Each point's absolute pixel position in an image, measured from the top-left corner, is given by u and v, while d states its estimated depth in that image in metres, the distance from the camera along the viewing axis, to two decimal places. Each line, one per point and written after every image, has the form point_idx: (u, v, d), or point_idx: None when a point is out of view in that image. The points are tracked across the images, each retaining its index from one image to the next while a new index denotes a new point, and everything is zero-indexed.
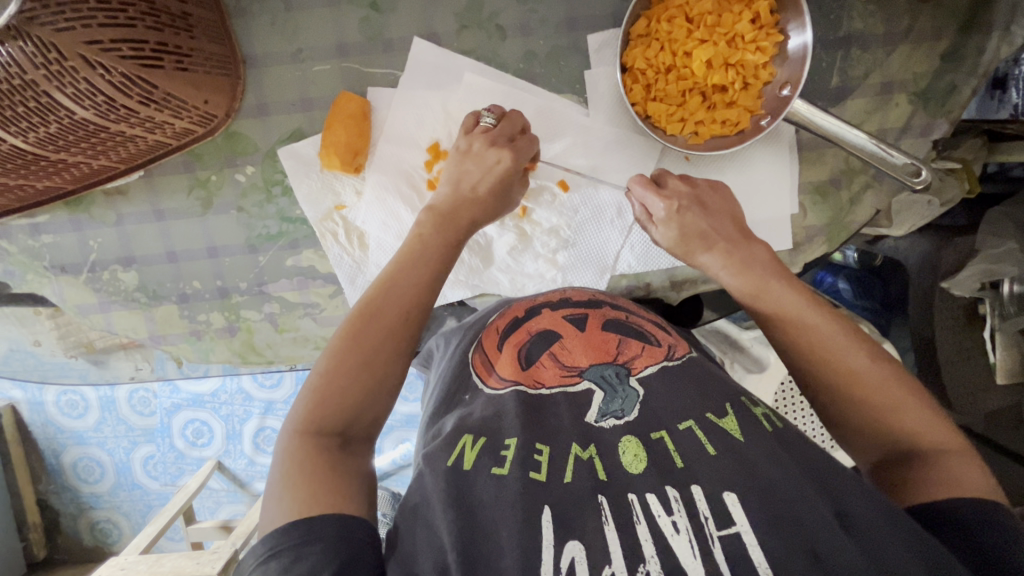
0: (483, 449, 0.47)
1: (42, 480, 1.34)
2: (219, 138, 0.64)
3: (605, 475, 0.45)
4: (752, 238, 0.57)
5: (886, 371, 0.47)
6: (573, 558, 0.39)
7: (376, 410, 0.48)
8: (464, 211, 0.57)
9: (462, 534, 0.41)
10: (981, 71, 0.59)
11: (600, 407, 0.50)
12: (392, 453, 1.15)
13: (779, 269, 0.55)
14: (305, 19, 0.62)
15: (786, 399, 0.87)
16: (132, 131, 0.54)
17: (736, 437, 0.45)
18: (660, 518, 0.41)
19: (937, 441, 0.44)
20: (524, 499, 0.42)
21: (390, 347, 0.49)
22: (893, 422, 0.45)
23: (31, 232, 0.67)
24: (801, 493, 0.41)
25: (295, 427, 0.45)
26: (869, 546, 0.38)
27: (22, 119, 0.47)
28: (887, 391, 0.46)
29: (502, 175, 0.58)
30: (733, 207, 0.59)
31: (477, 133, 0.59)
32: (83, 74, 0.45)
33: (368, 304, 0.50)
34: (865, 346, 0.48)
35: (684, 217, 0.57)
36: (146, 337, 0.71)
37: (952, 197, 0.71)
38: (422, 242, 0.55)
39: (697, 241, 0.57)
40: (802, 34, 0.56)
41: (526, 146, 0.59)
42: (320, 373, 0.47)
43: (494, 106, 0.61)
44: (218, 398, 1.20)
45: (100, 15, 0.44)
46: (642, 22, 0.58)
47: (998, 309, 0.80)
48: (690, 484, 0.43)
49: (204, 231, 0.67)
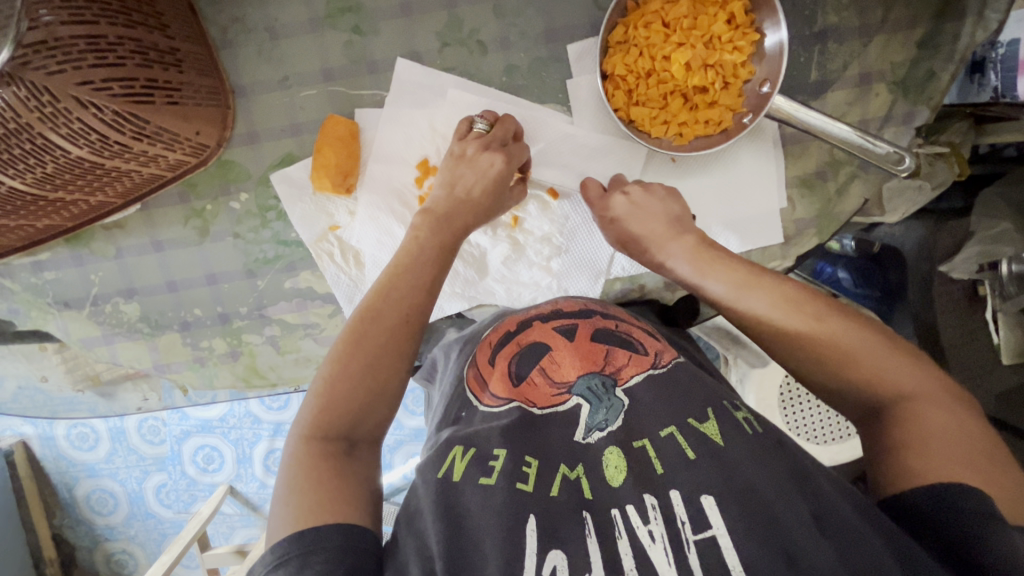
0: (471, 460, 0.47)
1: (56, 514, 1.35)
2: (212, 167, 0.65)
3: (591, 494, 0.46)
4: (681, 231, 0.58)
5: (841, 323, 0.49)
6: (555, 567, 0.41)
7: (380, 413, 0.48)
8: (459, 215, 0.58)
9: (449, 543, 0.42)
10: (958, 56, 0.59)
11: (587, 422, 0.51)
12: (402, 468, 1.15)
13: (711, 252, 0.56)
14: (290, 46, 0.63)
15: (791, 397, 0.87)
16: (127, 165, 0.55)
17: (716, 441, 0.46)
18: (638, 528, 0.42)
19: (901, 389, 0.45)
20: (511, 508, 0.44)
21: (391, 350, 0.49)
22: (862, 375, 0.47)
23: (34, 269, 0.68)
24: (779, 495, 0.42)
25: (302, 432, 0.46)
26: (844, 547, 0.39)
27: (18, 161, 0.48)
28: (852, 342, 0.48)
29: (496, 177, 0.59)
30: (670, 204, 0.60)
31: (471, 139, 0.61)
32: (76, 114, 0.47)
33: (369, 308, 0.51)
34: (819, 303, 0.50)
35: (617, 226, 0.61)
36: (151, 366, 0.72)
37: (942, 181, 0.70)
38: (418, 246, 0.55)
39: (634, 243, 0.61)
40: (778, 32, 0.57)
41: (517, 154, 0.61)
42: (324, 378, 0.48)
43: (487, 112, 0.62)
44: (227, 423, 1.21)
45: (90, 56, 0.46)
46: (619, 29, 0.59)
47: (999, 290, 0.80)
48: (668, 490, 0.44)
49: (202, 259, 0.68)
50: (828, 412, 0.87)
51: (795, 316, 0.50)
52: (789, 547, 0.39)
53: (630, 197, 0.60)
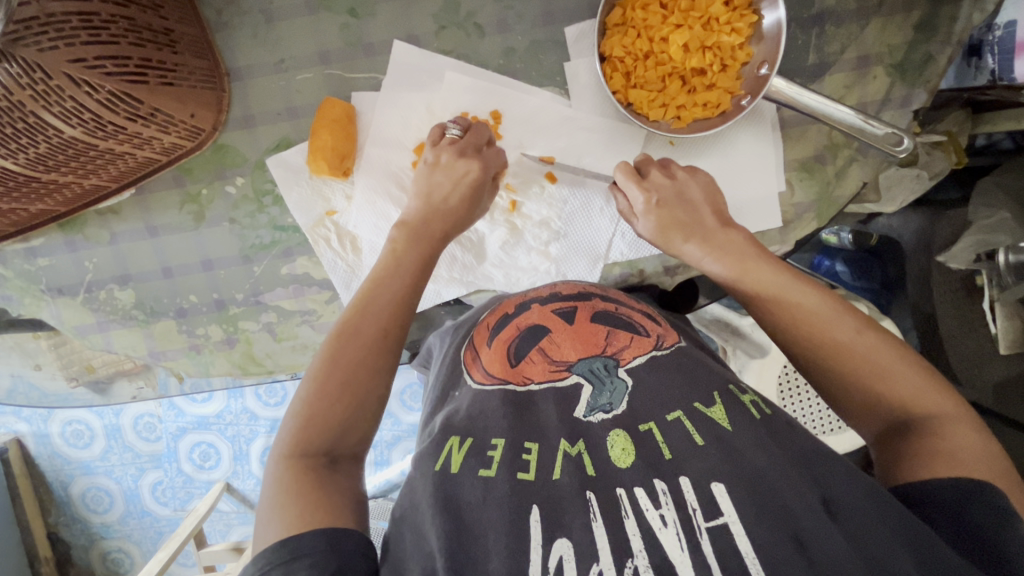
0: (469, 450, 0.47)
1: (52, 512, 1.33)
2: (208, 151, 0.65)
3: (593, 471, 0.45)
4: (731, 223, 0.57)
5: (879, 340, 0.47)
6: (561, 557, 0.40)
7: (361, 428, 0.48)
8: (434, 223, 0.58)
9: (450, 538, 0.41)
10: (955, 39, 0.60)
11: (588, 401, 0.50)
12: (399, 464, 1.14)
13: (759, 248, 0.55)
14: (287, 30, 0.63)
15: (789, 386, 0.86)
16: (121, 147, 0.55)
17: (724, 426, 0.46)
18: (648, 511, 0.41)
19: (934, 408, 0.45)
20: (514, 499, 0.43)
21: (370, 365, 0.49)
22: (880, 389, 0.46)
23: (27, 256, 0.68)
24: (787, 482, 0.41)
25: (282, 452, 0.45)
26: (858, 537, 0.38)
27: (11, 140, 0.47)
28: (900, 372, 0.46)
29: (472, 184, 0.59)
30: (714, 196, 0.59)
31: (445, 145, 0.60)
32: (70, 92, 0.46)
33: (345, 325, 0.50)
34: (851, 318, 0.49)
35: (661, 211, 0.58)
36: (146, 354, 0.71)
37: (940, 170, 0.72)
38: (396, 258, 0.55)
39: (670, 234, 0.58)
40: (775, 11, 0.57)
41: (494, 157, 0.61)
42: (302, 398, 0.47)
43: (460, 119, 0.62)
44: (223, 419, 1.20)
45: (83, 34, 0.45)
46: (617, 11, 0.59)
47: (996, 280, 0.80)
48: (678, 476, 0.43)
49: (198, 245, 0.67)
50: (824, 406, 0.87)
51: (839, 329, 0.48)
52: (799, 532, 0.39)
53: (672, 176, 0.59)
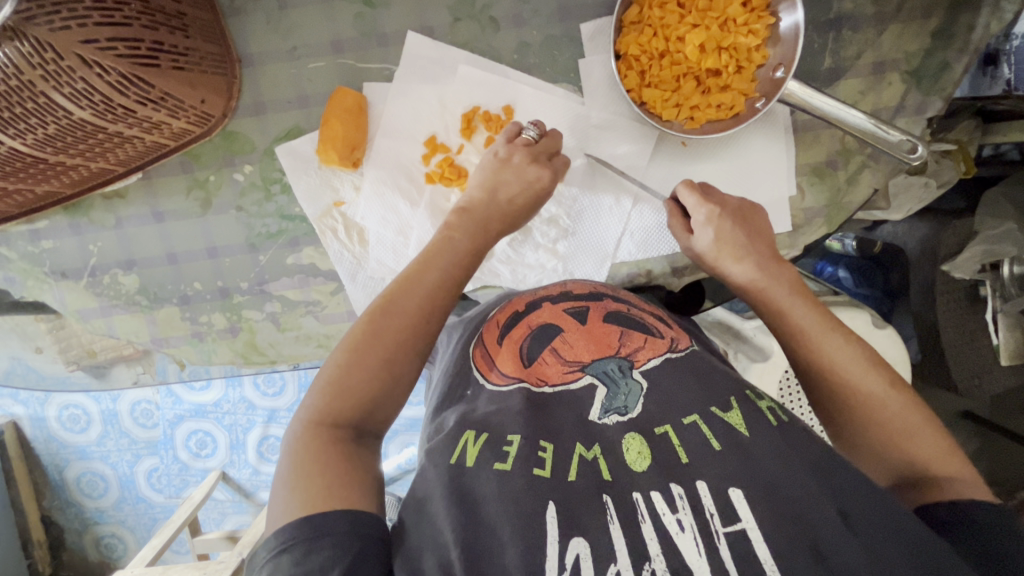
0: (485, 443, 0.46)
1: (46, 495, 1.33)
2: (217, 137, 0.64)
3: (610, 476, 0.45)
4: (782, 259, 0.57)
5: (908, 401, 0.48)
6: (578, 554, 0.39)
7: (390, 407, 0.48)
8: (496, 222, 0.58)
9: (465, 531, 0.41)
10: (972, 48, 0.59)
11: (603, 403, 0.50)
12: (396, 457, 1.15)
13: (803, 291, 0.55)
14: (300, 18, 0.63)
15: (788, 391, 0.84)
16: (129, 131, 0.54)
17: (742, 431, 0.45)
18: (665, 516, 0.41)
19: (952, 471, 0.45)
20: (532, 494, 0.43)
21: (410, 345, 0.49)
22: (905, 445, 0.46)
23: (31, 238, 0.67)
24: (805, 492, 0.41)
25: (309, 418, 0.45)
26: (873, 548, 0.38)
27: (19, 120, 0.46)
28: (924, 435, 0.46)
29: (542, 192, 0.59)
30: (768, 233, 0.59)
31: (519, 144, 0.60)
32: (81, 73, 0.45)
33: (390, 301, 0.50)
34: (884, 372, 0.49)
35: (723, 225, 0.57)
36: (148, 340, 0.71)
37: (948, 179, 0.72)
38: (450, 244, 0.55)
39: (722, 256, 0.57)
40: (793, 14, 0.56)
41: (549, 141, 0.61)
42: (337, 366, 0.47)
43: (537, 123, 0.61)
44: (221, 408, 1.20)
45: (96, 14, 0.44)
46: (634, 9, 0.59)
47: (999, 292, 0.79)
48: (694, 481, 0.43)
49: (204, 231, 0.67)
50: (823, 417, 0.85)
51: (877, 379, 0.49)
52: (817, 542, 0.38)
53: (732, 202, 0.59)
